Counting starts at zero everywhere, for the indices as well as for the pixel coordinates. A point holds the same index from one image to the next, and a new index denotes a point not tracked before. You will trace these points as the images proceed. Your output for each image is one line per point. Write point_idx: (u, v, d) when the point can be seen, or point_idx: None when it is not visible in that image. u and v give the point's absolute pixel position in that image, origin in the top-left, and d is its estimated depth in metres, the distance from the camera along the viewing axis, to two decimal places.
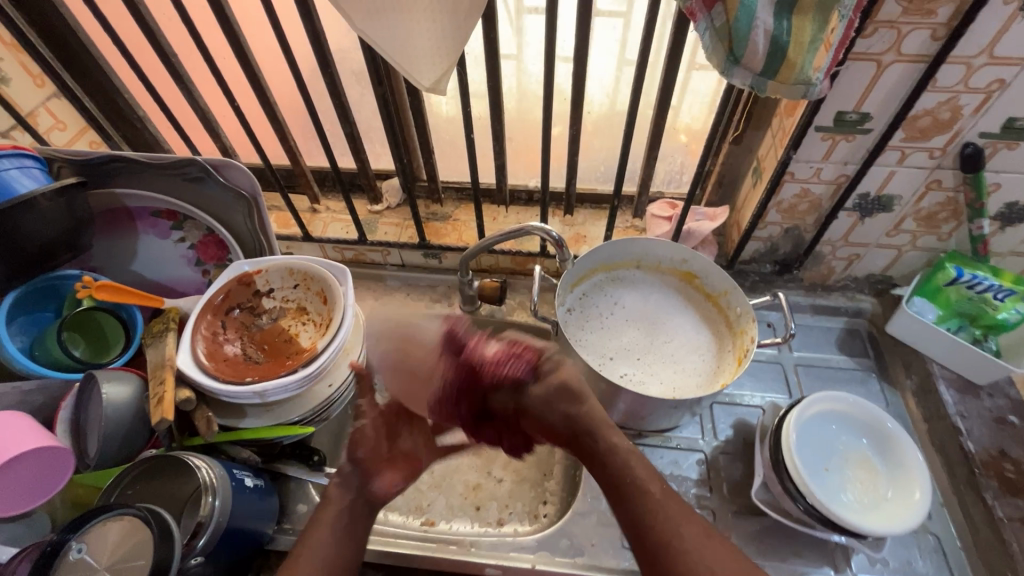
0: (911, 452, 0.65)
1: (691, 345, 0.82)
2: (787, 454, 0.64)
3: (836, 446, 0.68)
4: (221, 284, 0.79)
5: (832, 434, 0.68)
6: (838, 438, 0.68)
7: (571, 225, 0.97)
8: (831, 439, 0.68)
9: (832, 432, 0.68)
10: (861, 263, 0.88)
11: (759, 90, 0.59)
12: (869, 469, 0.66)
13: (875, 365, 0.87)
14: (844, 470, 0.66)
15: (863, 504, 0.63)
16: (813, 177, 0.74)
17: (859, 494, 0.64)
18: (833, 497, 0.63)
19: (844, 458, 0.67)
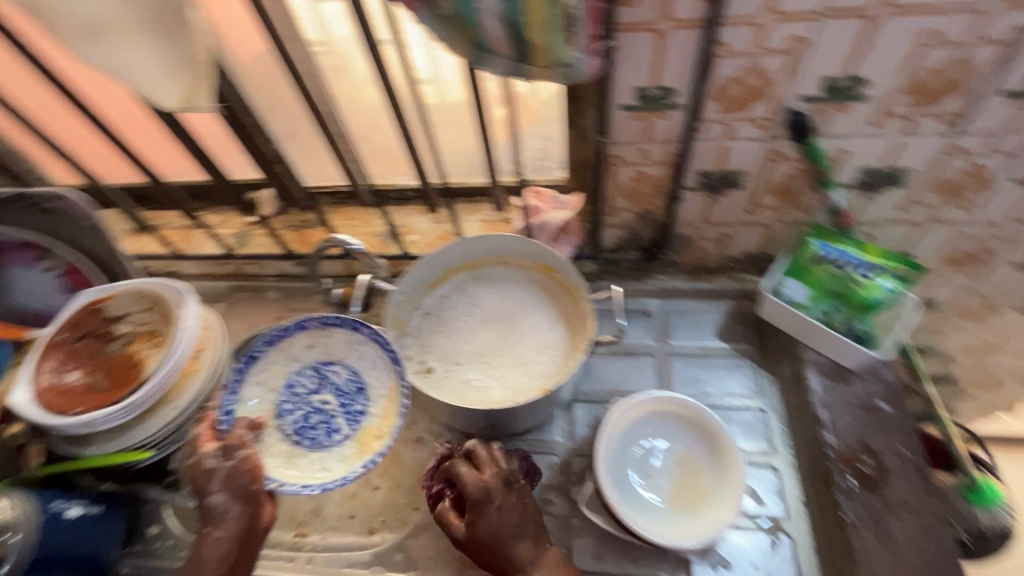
0: (736, 458, 0.64)
1: (546, 344, 0.78)
2: (601, 460, 0.64)
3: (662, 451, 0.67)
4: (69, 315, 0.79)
5: (649, 435, 0.68)
6: (655, 441, 0.67)
7: (440, 223, 0.94)
8: (649, 440, 0.67)
9: (649, 434, 0.68)
10: (734, 243, 0.81)
11: (519, 77, 0.54)
12: (693, 476, 0.65)
13: (753, 351, 0.81)
14: (667, 477, 0.65)
15: (686, 508, 0.63)
16: (643, 159, 0.69)
17: (677, 502, 0.64)
18: (655, 506, 0.63)
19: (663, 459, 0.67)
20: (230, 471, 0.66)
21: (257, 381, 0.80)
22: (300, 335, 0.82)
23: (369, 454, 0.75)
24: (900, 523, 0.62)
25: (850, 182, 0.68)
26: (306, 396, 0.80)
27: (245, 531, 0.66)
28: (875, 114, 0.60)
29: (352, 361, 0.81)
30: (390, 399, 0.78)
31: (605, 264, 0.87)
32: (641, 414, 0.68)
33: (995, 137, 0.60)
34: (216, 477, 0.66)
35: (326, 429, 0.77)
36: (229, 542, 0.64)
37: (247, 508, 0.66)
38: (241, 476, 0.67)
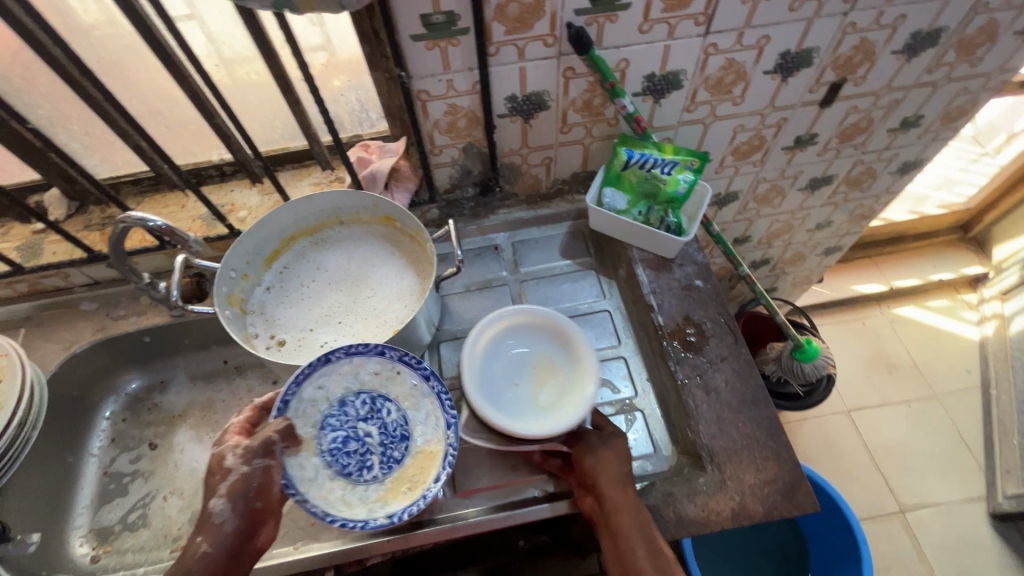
0: (585, 345, 0.71)
1: (397, 292, 0.79)
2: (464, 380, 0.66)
3: (523, 360, 0.72)
4: None
5: (514, 348, 0.72)
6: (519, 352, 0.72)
7: (270, 195, 0.90)
8: (513, 353, 0.72)
9: (513, 348, 0.72)
10: (559, 165, 0.87)
11: (286, 10, 0.50)
12: (553, 373, 0.70)
13: (593, 262, 0.88)
14: (531, 380, 0.70)
15: (551, 405, 0.68)
16: (450, 91, 0.70)
17: (544, 399, 0.68)
18: (523, 408, 0.67)
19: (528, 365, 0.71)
20: (240, 482, 0.58)
21: (317, 384, 0.67)
22: (376, 359, 0.68)
23: (398, 504, 0.63)
24: (721, 374, 0.73)
25: (639, 89, 0.76)
26: (355, 419, 0.68)
27: (235, 553, 0.58)
28: (640, 21, 0.66)
29: (409, 405, 0.68)
30: (431, 457, 0.66)
31: (447, 207, 0.89)
32: (503, 329, 0.72)
33: (739, 32, 0.70)
34: (225, 482, 0.58)
35: (359, 461, 0.66)
36: (214, 565, 0.57)
37: (242, 530, 0.58)
38: (250, 491, 0.59)
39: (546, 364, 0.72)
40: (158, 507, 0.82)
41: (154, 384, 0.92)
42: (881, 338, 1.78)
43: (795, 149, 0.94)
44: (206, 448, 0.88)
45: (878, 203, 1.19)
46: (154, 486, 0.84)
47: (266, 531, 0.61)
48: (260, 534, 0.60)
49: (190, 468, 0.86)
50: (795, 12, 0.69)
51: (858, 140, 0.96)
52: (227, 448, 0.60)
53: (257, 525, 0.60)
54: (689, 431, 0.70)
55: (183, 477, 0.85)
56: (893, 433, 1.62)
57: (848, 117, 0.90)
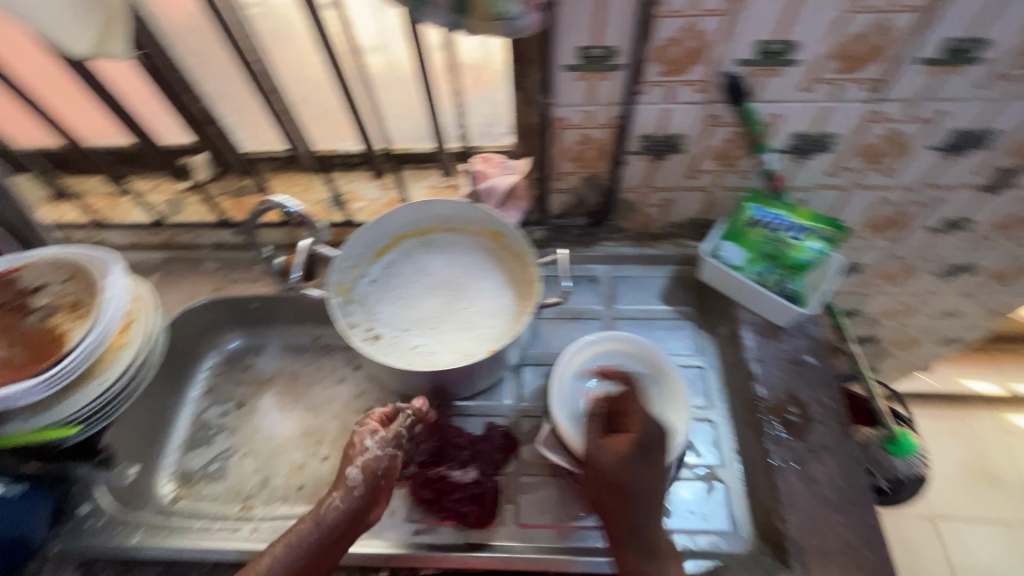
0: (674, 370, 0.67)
1: (493, 308, 0.79)
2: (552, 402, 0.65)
3: (609, 383, 0.68)
4: None
5: (604, 371, 0.69)
6: (624, 379, 0.68)
7: (387, 190, 0.93)
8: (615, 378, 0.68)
9: None
10: (677, 209, 0.83)
11: (460, 31, 0.53)
12: (642, 397, 0.67)
13: (694, 314, 0.85)
14: None
15: None
16: (588, 122, 0.69)
17: None
18: (586, 427, 0.64)
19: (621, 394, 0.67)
20: (384, 459, 0.64)
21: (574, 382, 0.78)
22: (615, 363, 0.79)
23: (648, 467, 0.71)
24: (822, 466, 0.67)
25: (785, 146, 0.71)
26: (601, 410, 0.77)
27: (352, 521, 0.61)
28: (805, 79, 0.62)
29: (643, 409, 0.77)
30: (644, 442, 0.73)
31: (554, 231, 0.88)
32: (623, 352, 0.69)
33: (912, 103, 0.64)
34: (364, 456, 0.64)
35: None
36: (338, 521, 0.60)
37: (366, 500, 0.62)
38: (382, 471, 0.64)
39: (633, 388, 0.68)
40: (236, 463, 0.88)
41: (250, 347, 0.99)
42: (984, 446, 1.59)
43: (940, 232, 0.86)
44: (286, 417, 0.93)
45: (1020, 302, 1.07)
46: (235, 443, 0.90)
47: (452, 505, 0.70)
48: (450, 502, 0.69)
49: (268, 433, 0.91)
50: (985, 90, 0.62)
51: (1017, 233, 0.86)
52: (369, 430, 0.67)
53: (377, 497, 0.64)
54: (776, 518, 0.65)
55: (262, 441, 0.90)
56: (983, 554, 1.44)
57: (1012, 207, 0.81)
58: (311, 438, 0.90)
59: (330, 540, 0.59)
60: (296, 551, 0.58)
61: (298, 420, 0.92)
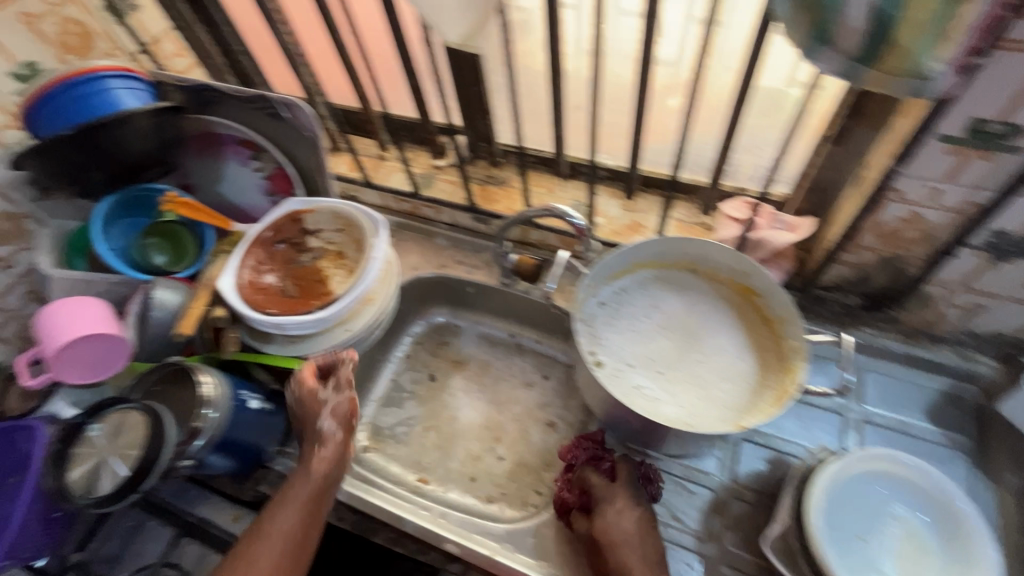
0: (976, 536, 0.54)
1: (732, 373, 0.71)
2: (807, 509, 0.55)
3: (880, 513, 0.57)
4: (274, 219, 0.85)
5: (879, 496, 0.57)
6: (901, 517, 0.56)
7: (630, 212, 0.88)
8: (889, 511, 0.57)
9: (894, 506, 0.57)
10: (984, 318, 0.69)
11: (851, 80, 0.46)
12: (918, 549, 0.55)
13: (968, 445, 0.70)
14: (886, 545, 0.55)
15: None
16: (929, 200, 0.58)
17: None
18: (848, 559, 0.54)
19: (892, 529, 0.56)
20: (339, 405, 0.68)
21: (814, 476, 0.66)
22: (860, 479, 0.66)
23: None
24: None
25: None
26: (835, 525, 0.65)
27: (338, 460, 0.67)
28: None
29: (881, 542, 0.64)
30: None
31: (810, 301, 0.78)
32: (909, 484, 0.57)
33: None
34: (324, 407, 0.69)
35: None
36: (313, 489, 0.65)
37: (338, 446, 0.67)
38: (338, 411, 0.68)
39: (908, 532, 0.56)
40: (419, 433, 0.92)
41: (451, 325, 1.02)
42: None
43: None
44: (469, 404, 0.95)
45: None
46: (422, 413, 0.94)
47: (614, 547, 0.63)
48: (606, 534, 0.63)
49: (452, 415, 0.93)
50: None
51: None
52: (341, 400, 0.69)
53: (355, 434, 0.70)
54: None
55: (446, 420, 0.93)
56: None
57: None
58: (491, 433, 0.90)
59: (308, 509, 0.64)
60: (290, 511, 0.63)
61: (481, 411, 0.93)
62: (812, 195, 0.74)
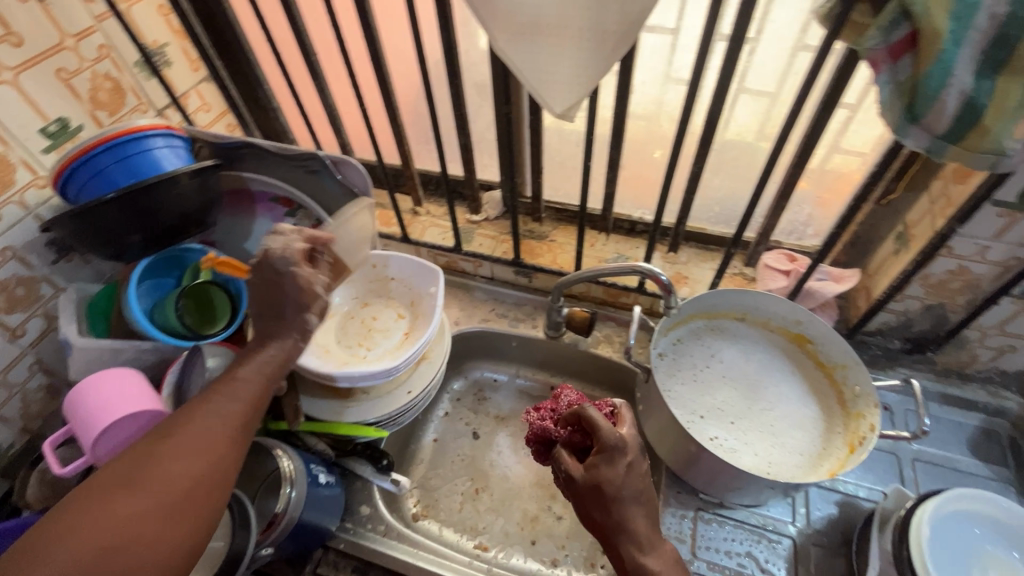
0: None
1: (796, 420, 0.74)
2: (914, 553, 0.57)
3: (975, 554, 0.59)
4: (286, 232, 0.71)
5: (975, 540, 0.60)
6: (994, 554, 0.59)
7: (672, 264, 0.92)
8: (983, 553, 0.59)
9: (986, 547, 0.60)
10: (1014, 357, 0.75)
11: (935, 155, 0.52)
12: None
13: (1015, 478, 0.74)
14: None
15: None
16: (977, 256, 0.65)
17: None
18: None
19: (988, 570, 0.58)
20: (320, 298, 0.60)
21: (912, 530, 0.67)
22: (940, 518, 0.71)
23: None
24: None
25: None
26: None
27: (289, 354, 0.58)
28: None
29: None
30: None
31: (852, 346, 0.83)
32: (1000, 523, 0.60)
33: None
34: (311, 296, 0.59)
35: None
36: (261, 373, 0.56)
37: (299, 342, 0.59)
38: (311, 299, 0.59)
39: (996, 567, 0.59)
40: (471, 495, 0.87)
41: (491, 379, 1.00)
42: None
43: None
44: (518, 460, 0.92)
45: None
46: (471, 474, 0.89)
47: (618, 503, 0.53)
48: (609, 494, 0.52)
49: (503, 474, 0.89)
50: None
51: None
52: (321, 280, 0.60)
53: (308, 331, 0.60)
54: None
55: (496, 479, 0.89)
56: None
57: None
58: (546, 491, 0.87)
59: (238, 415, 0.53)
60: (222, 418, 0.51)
61: (532, 467, 0.90)
62: (852, 248, 0.79)
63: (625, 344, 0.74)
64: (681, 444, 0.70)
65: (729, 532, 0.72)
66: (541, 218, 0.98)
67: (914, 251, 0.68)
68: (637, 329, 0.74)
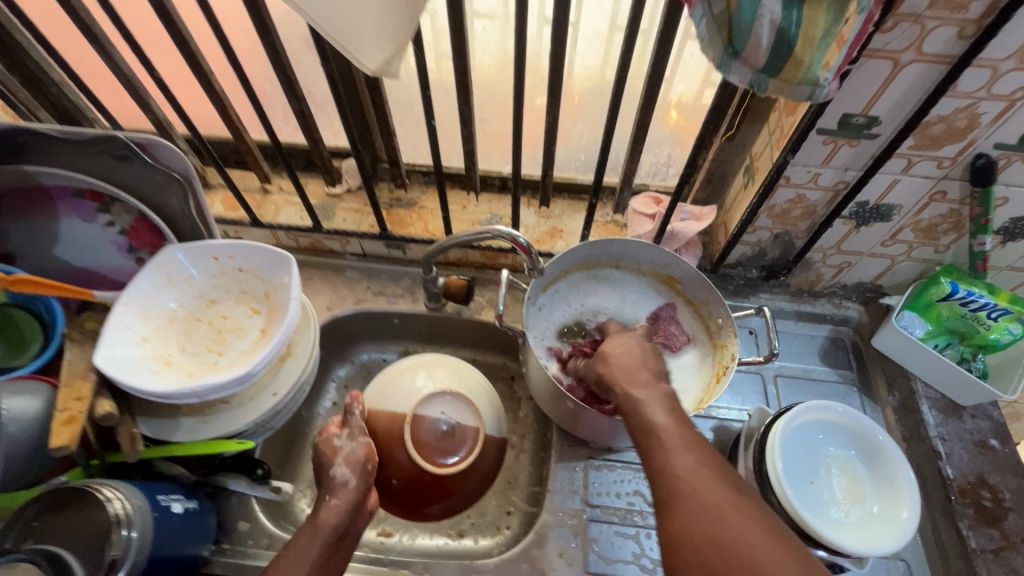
0: (900, 464, 0.64)
1: (671, 359, 0.77)
2: (770, 468, 0.62)
3: (821, 458, 0.65)
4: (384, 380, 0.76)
5: (821, 446, 0.66)
6: (837, 455, 0.65)
7: (546, 218, 0.90)
8: (828, 457, 0.65)
9: (831, 450, 0.66)
10: (851, 271, 0.82)
11: (758, 89, 0.51)
12: (853, 479, 0.64)
13: (857, 378, 0.83)
14: (829, 483, 0.64)
15: (843, 521, 0.61)
16: (811, 182, 0.68)
17: (845, 508, 0.62)
18: (807, 505, 0.62)
19: (832, 468, 0.65)
20: (353, 453, 0.68)
21: None
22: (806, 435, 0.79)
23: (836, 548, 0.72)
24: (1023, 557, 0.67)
25: (997, 228, 0.69)
26: None
27: (355, 507, 0.65)
28: None
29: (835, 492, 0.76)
30: None
31: (718, 278, 0.87)
32: (843, 428, 0.66)
33: None
34: (341, 454, 0.67)
35: None
36: (342, 525, 0.62)
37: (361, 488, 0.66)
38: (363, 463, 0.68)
39: (840, 466, 0.66)
40: None
41: (378, 360, 0.94)
42: None
43: None
44: None
45: None
46: None
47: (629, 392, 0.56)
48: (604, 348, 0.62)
49: None
50: None
51: None
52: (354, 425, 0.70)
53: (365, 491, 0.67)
54: None
55: None
56: None
57: None
58: None
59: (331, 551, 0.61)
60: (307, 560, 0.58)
61: None
62: (709, 185, 0.81)
63: (497, 310, 0.72)
64: (562, 402, 0.70)
65: (618, 475, 0.75)
66: (406, 184, 0.91)
67: (759, 183, 0.70)
68: (507, 293, 0.72)
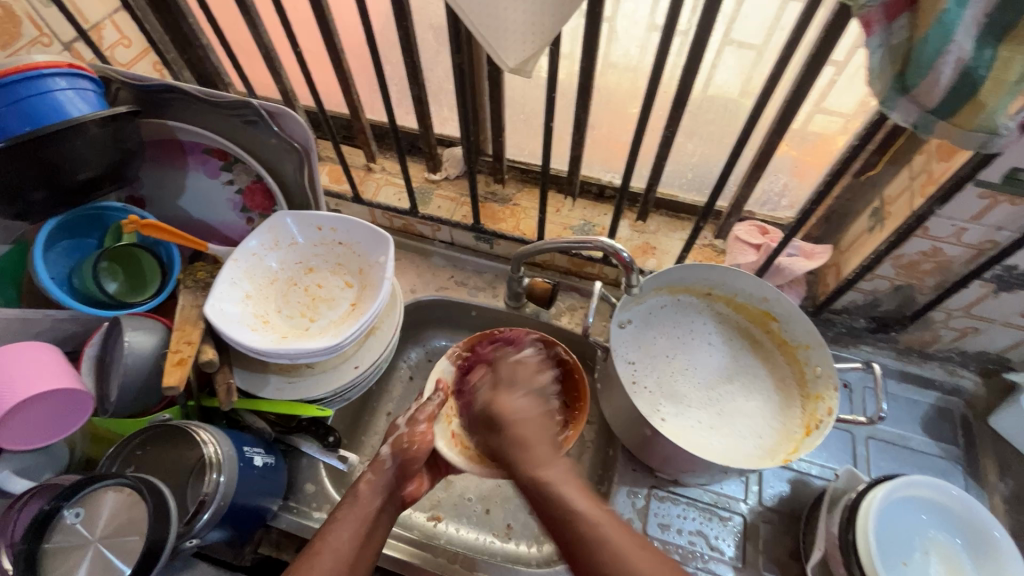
0: (1013, 565, 0.57)
1: (757, 400, 0.73)
2: (861, 540, 0.57)
3: (918, 537, 0.60)
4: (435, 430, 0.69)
5: (920, 526, 0.60)
6: (936, 538, 0.60)
7: (640, 233, 0.87)
8: (927, 539, 0.60)
9: (929, 532, 0.60)
10: (976, 339, 0.74)
11: (922, 131, 0.47)
12: (952, 568, 0.58)
13: (964, 457, 0.75)
14: (923, 567, 0.58)
15: None
16: (952, 237, 0.62)
17: None
18: None
19: (929, 553, 0.59)
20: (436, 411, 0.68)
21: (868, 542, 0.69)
22: None
23: None
24: None
25: None
26: None
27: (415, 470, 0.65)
28: None
29: None
30: None
31: (819, 322, 0.81)
32: (948, 509, 0.60)
33: None
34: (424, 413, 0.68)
35: None
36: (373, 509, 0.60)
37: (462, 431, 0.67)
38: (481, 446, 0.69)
39: (939, 550, 0.60)
40: None
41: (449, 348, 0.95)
42: None
43: None
44: None
45: None
46: None
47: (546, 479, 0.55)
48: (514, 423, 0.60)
49: None
50: None
51: None
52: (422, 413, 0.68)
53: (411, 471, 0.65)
54: None
55: None
56: None
57: None
58: None
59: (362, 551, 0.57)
60: (359, 517, 0.59)
61: None
62: (826, 223, 0.76)
63: (584, 321, 0.70)
64: (637, 427, 0.68)
65: (682, 510, 0.72)
66: (503, 179, 0.91)
67: (891, 228, 0.64)
68: (596, 304, 0.70)
